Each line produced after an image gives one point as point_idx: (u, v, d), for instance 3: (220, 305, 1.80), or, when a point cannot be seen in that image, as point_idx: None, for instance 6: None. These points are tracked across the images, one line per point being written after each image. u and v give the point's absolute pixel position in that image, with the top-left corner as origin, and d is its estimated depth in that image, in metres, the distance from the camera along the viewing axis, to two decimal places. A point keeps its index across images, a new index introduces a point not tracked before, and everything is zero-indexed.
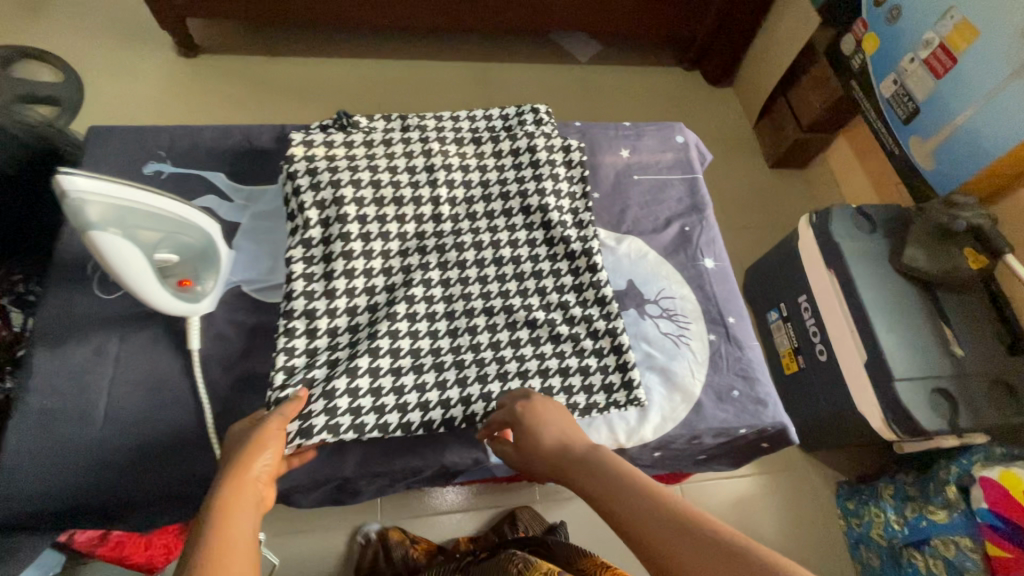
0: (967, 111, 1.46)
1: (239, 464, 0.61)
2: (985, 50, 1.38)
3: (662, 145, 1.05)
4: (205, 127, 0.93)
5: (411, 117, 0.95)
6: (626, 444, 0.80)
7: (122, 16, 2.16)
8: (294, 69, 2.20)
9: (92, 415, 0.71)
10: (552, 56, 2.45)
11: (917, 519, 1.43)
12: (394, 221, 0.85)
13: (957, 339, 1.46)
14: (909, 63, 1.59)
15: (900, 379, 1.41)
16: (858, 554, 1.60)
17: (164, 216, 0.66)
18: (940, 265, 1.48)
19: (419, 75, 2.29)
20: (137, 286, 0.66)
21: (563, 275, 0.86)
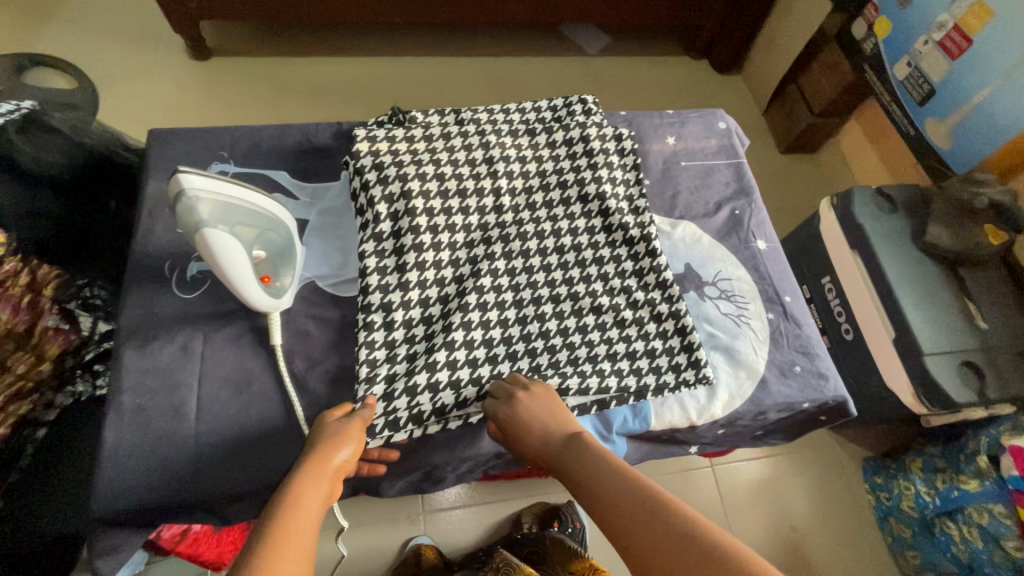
0: (984, 91, 1.49)
1: (324, 454, 0.64)
2: (999, 31, 1.42)
3: (706, 131, 1.07)
4: (263, 127, 0.94)
5: (466, 111, 0.97)
6: (697, 422, 0.83)
7: (133, 20, 2.15)
8: (308, 69, 2.20)
9: (184, 411, 0.72)
10: (563, 49, 2.47)
11: (948, 489, 1.48)
12: (459, 215, 0.87)
13: (982, 313, 1.50)
14: (923, 45, 1.63)
15: (931, 354, 1.44)
16: (888, 527, 1.65)
17: (260, 214, 0.69)
18: (963, 242, 1.52)
19: (433, 71, 2.30)
20: (232, 278, 0.66)
21: (624, 260, 0.88)
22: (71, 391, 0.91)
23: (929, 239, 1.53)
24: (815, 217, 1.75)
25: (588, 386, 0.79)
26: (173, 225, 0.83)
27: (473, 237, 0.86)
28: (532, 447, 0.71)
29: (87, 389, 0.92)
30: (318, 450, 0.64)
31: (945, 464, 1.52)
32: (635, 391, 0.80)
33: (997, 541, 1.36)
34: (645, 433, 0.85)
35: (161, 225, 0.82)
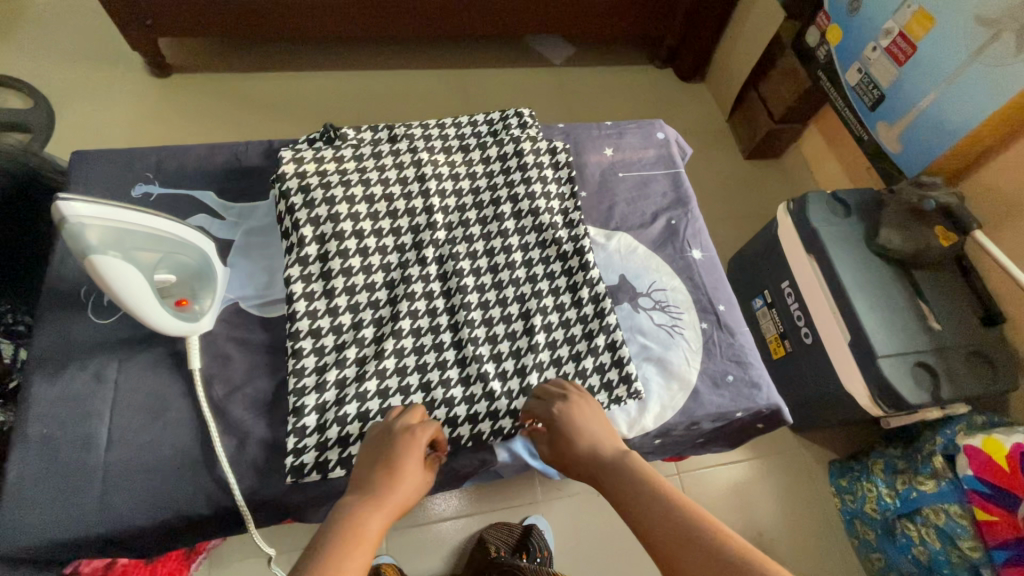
0: (929, 96, 1.52)
1: (403, 485, 0.62)
2: (940, 37, 1.45)
3: (644, 141, 1.08)
4: (191, 146, 0.93)
5: (399, 127, 0.97)
6: (629, 435, 0.82)
7: (91, 38, 2.13)
8: (270, 83, 2.19)
9: (94, 441, 0.70)
10: (528, 60, 2.48)
11: (908, 491, 1.47)
12: (390, 236, 0.87)
13: (934, 314, 1.52)
14: (871, 52, 1.66)
15: (884, 356, 1.45)
16: (853, 529, 1.65)
17: (163, 238, 0.68)
18: (913, 244, 1.54)
19: (397, 84, 2.30)
20: (137, 307, 0.66)
21: (557, 278, 0.88)
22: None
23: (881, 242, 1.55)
24: (772, 223, 1.77)
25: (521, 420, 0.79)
26: None
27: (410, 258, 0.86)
28: (578, 453, 0.69)
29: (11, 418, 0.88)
30: (399, 478, 0.62)
31: (905, 465, 1.53)
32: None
33: (954, 541, 1.36)
34: None
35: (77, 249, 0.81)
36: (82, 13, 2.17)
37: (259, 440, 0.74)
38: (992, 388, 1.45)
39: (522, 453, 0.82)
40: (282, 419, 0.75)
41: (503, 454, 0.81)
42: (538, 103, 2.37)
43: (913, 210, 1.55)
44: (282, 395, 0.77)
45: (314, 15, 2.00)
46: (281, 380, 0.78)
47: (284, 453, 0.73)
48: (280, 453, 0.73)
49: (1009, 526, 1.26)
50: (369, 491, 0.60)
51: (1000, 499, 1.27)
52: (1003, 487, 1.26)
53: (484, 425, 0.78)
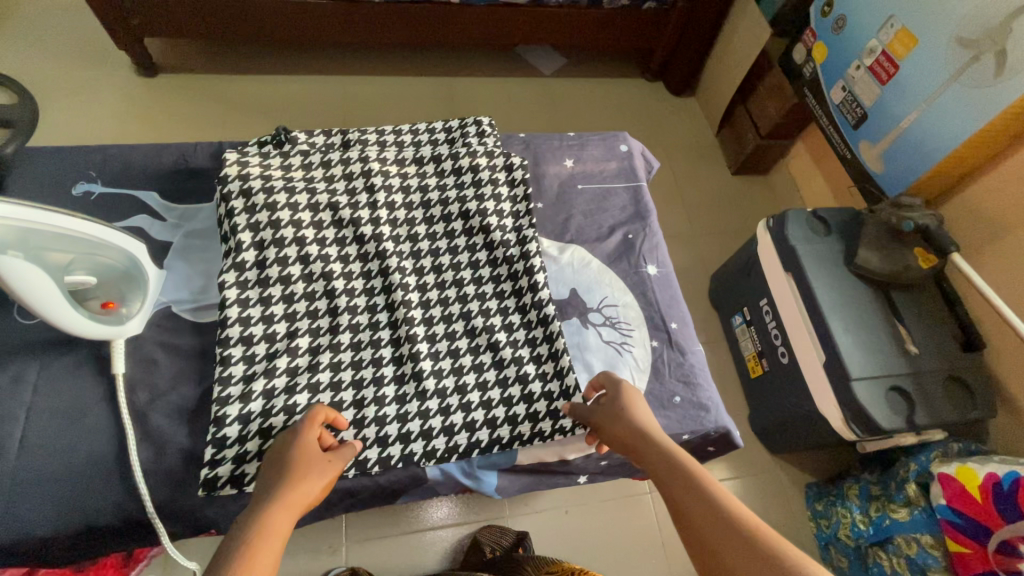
0: (911, 116, 1.50)
1: (299, 484, 0.61)
2: (923, 57, 1.43)
3: (607, 154, 1.06)
4: (139, 146, 0.92)
5: (352, 133, 0.96)
6: (569, 455, 0.80)
7: (81, 36, 2.14)
8: (259, 86, 2.20)
9: (5, 445, 0.68)
10: (517, 70, 2.48)
11: (881, 518, 1.43)
12: (333, 245, 0.85)
13: (912, 337, 1.49)
14: (856, 70, 1.64)
15: (858, 378, 1.42)
16: (828, 556, 1.60)
17: (78, 239, 0.66)
18: (891, 265, 1.51)
19: (384, 89, 2.30)
20: (50, 311, 0.65)
21: (507, 296, 0.87)
22: None
23: (859, 262, 1.53)
24: (752, 239, 1.75)
25: (456, 442, 0.76)
26: None
27: (360, 269, 0.84)
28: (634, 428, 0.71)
29: None
30: (294, 478, 0.62)
31: (879, 491, 1.49)
32: (505, 439, 0.77)
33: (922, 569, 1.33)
34: (515, 467, 0.82)
35: None
36: (70, 13, 2.18)
37: (178, 449, 0.71)
38: (969, 416, 1.42)
39: (455, 472, 0.79)
40: (203, 428, 0.73)
41: (434, 472, 0.78)
42: (525, 113, 2.36)
43: (892, 231, 1.52)
44: (206, 403, 0.74)
45: (303, 20, 2.00)
46: (207, 388, 0.76)
47: (202, 463, 0.71)
48: (199, 463, 0.71)
49: (979, 559, 1.22)
50: (269, 497, 0.59)
51: (970, 530, 1.23)
52: (973, 517, 1.23)
53: (416, 446, 0.75)
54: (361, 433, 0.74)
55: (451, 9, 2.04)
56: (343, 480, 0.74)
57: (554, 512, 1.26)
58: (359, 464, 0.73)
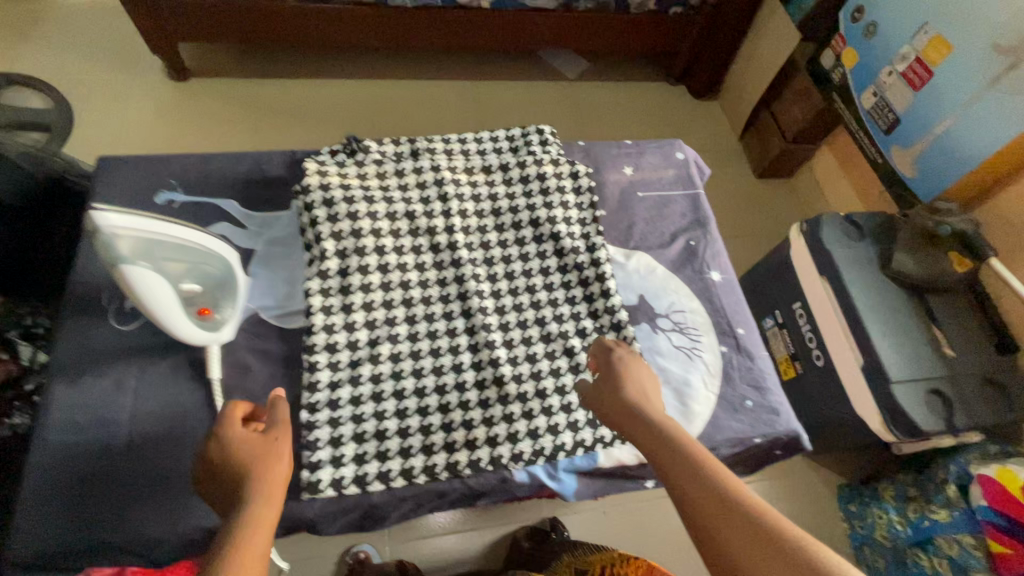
0: (946, 121, 1.51)
1: (266, 475, 0.59)
2: (959, 63, 1.44)
3: (664, 161, 1.08)
4: (216, 155, 0.94)
5: (419, 141, 0.97)
6: (648, 460, 0.81)
7: (114, 41, 2.16)
8: (290, 91, 2.21)
9: (110, 449, 0.70)
10: (538, 74, 2.49)
11: (920, 518, 1.46)
12: (410, 253, 0.86)
13: (948, 340, 1.51)
14: (887, 76, 1.65)
15: (898, 382, 1.44)
16: (863, 556, 1.61)
17: (190, 249, 0.69)
18: (927, 269, 1.54)
19: (406, 95, 2.31)
20: (162, 316, 0.68)
21: (579, 302, 0.89)
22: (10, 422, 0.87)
23: (895, 265, 1.54)
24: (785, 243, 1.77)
25: (541, 446, 0.78)
26: None
27: (435, 276, 0.86)
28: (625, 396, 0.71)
29: (25, 421, 0.88)
30: (259, 470, 0.59)
31: (916, 493, 1.52)
32: (588, 443, 0.79)
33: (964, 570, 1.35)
34: (595, 472, 0.81)
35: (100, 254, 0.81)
36: (94, 18, 2.18)
37: None
38: (1006, 418, 1.44)
39: (540, 477, 0.78)
40: (296, 431, 0.75)
41: (520, 476, 0.77)
42: (548, 117, 2.37)
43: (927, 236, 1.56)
44: (297, 406, 0.76)
45: (337, 25, 2.02)
46: (298, 393, 0.77)
47: (298, 465, 0.73)
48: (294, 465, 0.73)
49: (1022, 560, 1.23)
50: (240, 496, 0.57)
51: (1014, 531, 1.25)
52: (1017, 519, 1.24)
53: (503, 449, 0.77)
54: (449, 438, 0.76)
55: (470, 13, 2.06)
56: (432, 485, 0.74)
57: (594, 512, 1.28)
58: (449, 468, 0.75)
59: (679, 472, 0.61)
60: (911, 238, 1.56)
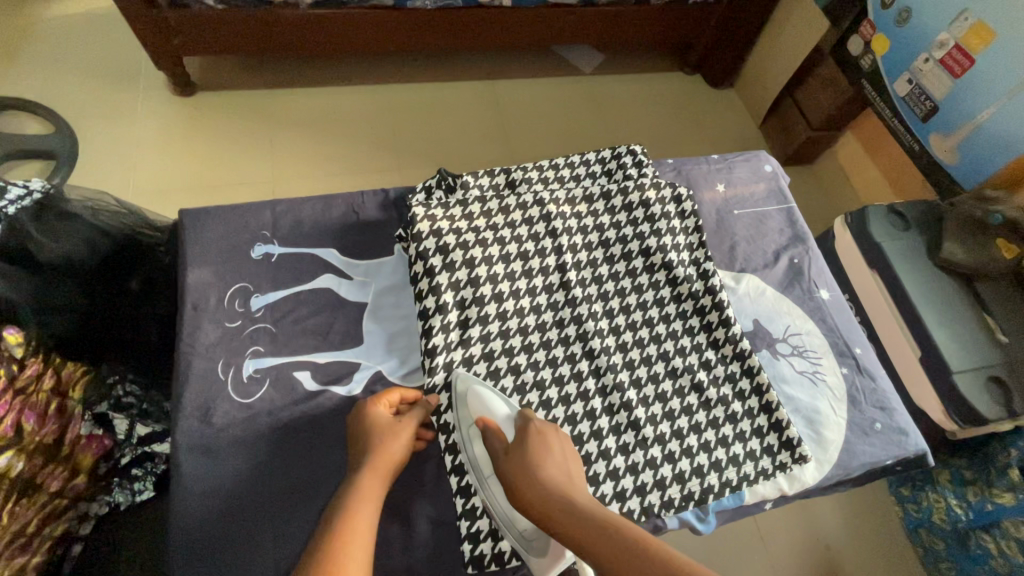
0: (988, 111, 1.34)
1: (379, 448, 0.65)
2: (1005, 50, 1.27)
3: (754, 176, 1.05)
4: (305, 200, 0.88)
5: (516, 174, 0.93)
6: (789, 492, 0.79)
7: (57, 47, 1.79)
8: (271, 104, 1.83)
9: (257, 535, 0.66)
10: (544, 71, 2.09)
11: (981, 502, 1.22)
12: (526, 295, 0.83)
13: (1000, 326, 1.29)
14: (923, 63, 1.45)
15: (960, 372, 1.23)
16: (917, 537, 1.37)
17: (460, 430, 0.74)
18: (977, 257, 1.33)
19: (389, 103, 1.91)
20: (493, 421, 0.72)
21: (697, 333, 0.86)
22: (108, 500, 0.82)
23: (944, 256, 1.33)
24: None
25: (689, 489, 0.76)
26: (221, 320, 0.77)
27: (557, 316, 0.83)
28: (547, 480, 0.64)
29: (125, 498, 0.83)
30: (376, 444, 0.65)
31: (973, 476, 1.26)
32: (733, 482, 0.77)
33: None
34: (738, 508, 0.80)
35: (207, 321, 0.76)
36: (16, 28, 1.80)
37: (427, 518, 0.72)
38: None
39: (692, 520, 0.77)
40: (446, 497, 0.74)
41: (672, 521, 0.76)
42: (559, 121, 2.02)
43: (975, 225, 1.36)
44: (441, 470, 0.75)
45: (325, 41, 1.70)
46: (439, 454, 0.76)
47: (455, 531, 0.72)
48: (448, 531, 0.72)
49: None
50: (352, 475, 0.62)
51: None
52: None
53: (653, 497, 0.75)
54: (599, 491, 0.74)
55: (473, 11, 1.71)
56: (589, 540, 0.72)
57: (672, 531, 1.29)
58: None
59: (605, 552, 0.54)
60: (959, 227, 1.36)
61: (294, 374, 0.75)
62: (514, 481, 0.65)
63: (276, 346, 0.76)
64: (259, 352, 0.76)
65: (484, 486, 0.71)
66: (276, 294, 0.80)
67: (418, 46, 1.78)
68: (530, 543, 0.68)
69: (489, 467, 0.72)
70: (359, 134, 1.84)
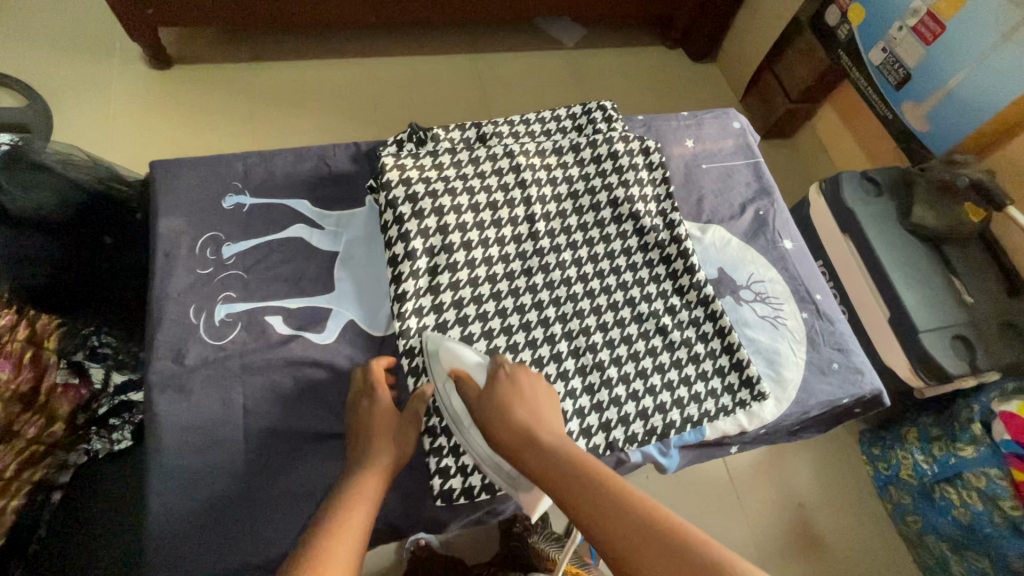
0: (958, 78, 1.34)
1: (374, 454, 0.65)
2: (974, 17, 1.26)
3: (722, 132, 1.07)
4: (277, 152, 0.88)
5: (486, 129, 0.94)
6: (749, 428, 0.83)
7: (27, 15, 1.76)
8: (248, 76, 1.82)
9: (233, 469, 0.68)
10: (525, 45, 2.08)
11: (945, 456, 1.26)
12: (495, 245, 0.85)
13: (966, 285, 1.32)
14: (897, 32, 1.44)
15: (926, 331, 1.25)
16: (887, 494, 1.42)
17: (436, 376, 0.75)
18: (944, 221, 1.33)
19: (368, 77, 1.90)
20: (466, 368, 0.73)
21: (663, 280, 0.88)
22: (86, 449, 0.83)
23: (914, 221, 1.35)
24: None
25: (652, 425, 0.79)
26: (193, 266, 0.78)
27: (525, 263, 0.85)
28: (519, 422, 0.67)
29: (104, 447, 0.84)
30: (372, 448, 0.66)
31: (940, 432, 1.30)
32: (695, 419, 0.80)
33: (994, 503, 1.17)
34: (699, 445, 0.84)
35: (179, 267, 0.77)
36: None
37: None
38: None
39: (653, 454, 0.81)
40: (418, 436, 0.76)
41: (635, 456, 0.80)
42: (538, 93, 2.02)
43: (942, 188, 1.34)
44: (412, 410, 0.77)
45: (302, 11, 1.67)
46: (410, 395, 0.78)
47: (425, 467, 0.74)
48: (419, 467, 0.74)
49: None
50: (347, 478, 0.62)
51: None
52: None
53: (617, 433, 0.78)
54: (567, 429, 0.77)
55: None
56: None
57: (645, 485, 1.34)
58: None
59: (599, 518, 0.56)
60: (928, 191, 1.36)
61: (266, 319, 0.76)
62: (496, 433, 0.67)
63: (247, 292, 0.78)
64: (231, 298, 0.77)
65: (464, 432, 0.71)
66: (247, 243, 0.80)
67: (396, 18, 1.77)
68: (517, 480, 0.69)
69: (467, 417, 0.72)
70: (337, 107, 1.83)
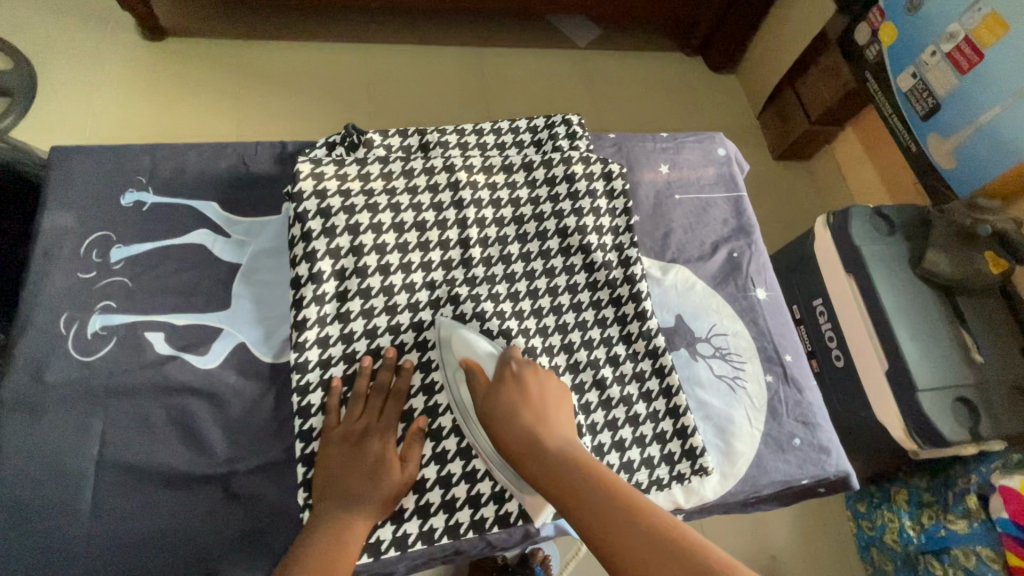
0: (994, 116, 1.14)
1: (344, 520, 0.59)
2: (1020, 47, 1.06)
3: (704, 159, 0.96)
4: (192, 147, 0.80)
5: (431, 137, 0.85)
6: (685, 505, 0.73)
7: None
8: (225, 51, 1.64)
9: (78, 506, 0.60)
10: (535, 40, 1.92)
11: (934, 526, 1.13)
12: (419, 270, 0.75)
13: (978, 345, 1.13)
14: (930, 57, 1.23)
15: (925, 390, 1.07)
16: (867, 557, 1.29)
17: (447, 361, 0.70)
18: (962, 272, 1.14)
19: (358, 63, 1.73)
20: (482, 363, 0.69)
21: (610, 325, 0.78)
22: None
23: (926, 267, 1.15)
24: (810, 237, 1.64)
25: None
26: (75, 269, 0.70)
27: (454, 293, 0.75)
28: (520, 430, 0.61)
29: None
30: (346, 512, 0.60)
31: (931, 498, 1.16)
32: None
33: None
34: None
35: (58, 270, 0.69)
36: None
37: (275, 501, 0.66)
38: None
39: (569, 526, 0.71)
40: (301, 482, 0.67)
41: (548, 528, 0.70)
42: (544, 93, 1.84)
43: (963, 236, 1.14)
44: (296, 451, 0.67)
45: None
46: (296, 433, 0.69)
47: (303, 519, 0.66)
48: None
49: None
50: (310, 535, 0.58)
51: None
52: None
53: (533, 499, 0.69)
54: (473, 490, 0.68)
55: None
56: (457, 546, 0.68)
57: None
58: (449, 532, 0.66)
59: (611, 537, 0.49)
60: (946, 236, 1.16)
61: (146, 335, 0.68)
62: (500, 432, 0.62)
63: (131, 303, 0.70)
64: (111, 308, 0.69)
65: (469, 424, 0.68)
66: (139, 246, 0.73)
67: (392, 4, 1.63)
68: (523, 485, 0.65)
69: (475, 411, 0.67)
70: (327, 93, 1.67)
